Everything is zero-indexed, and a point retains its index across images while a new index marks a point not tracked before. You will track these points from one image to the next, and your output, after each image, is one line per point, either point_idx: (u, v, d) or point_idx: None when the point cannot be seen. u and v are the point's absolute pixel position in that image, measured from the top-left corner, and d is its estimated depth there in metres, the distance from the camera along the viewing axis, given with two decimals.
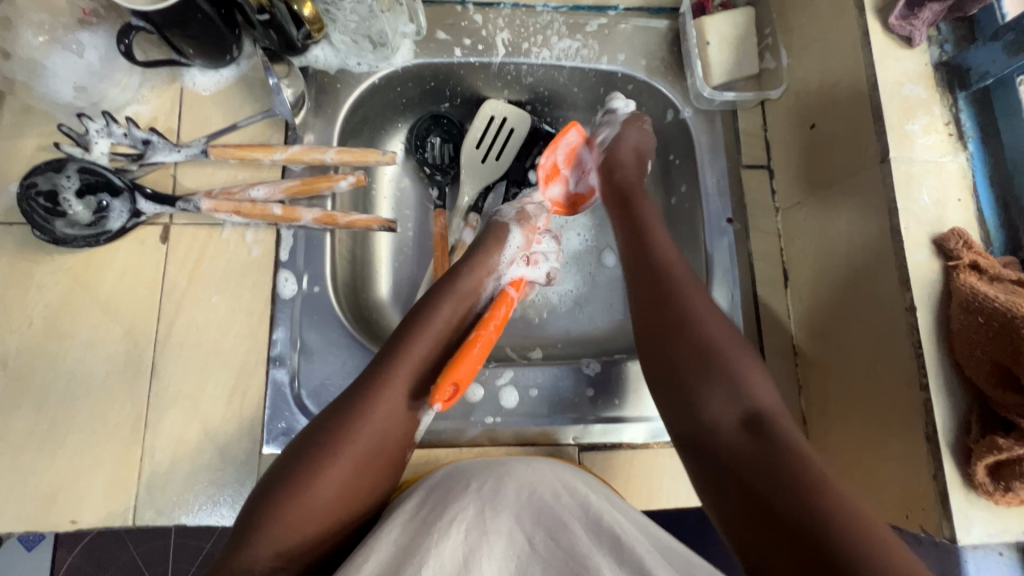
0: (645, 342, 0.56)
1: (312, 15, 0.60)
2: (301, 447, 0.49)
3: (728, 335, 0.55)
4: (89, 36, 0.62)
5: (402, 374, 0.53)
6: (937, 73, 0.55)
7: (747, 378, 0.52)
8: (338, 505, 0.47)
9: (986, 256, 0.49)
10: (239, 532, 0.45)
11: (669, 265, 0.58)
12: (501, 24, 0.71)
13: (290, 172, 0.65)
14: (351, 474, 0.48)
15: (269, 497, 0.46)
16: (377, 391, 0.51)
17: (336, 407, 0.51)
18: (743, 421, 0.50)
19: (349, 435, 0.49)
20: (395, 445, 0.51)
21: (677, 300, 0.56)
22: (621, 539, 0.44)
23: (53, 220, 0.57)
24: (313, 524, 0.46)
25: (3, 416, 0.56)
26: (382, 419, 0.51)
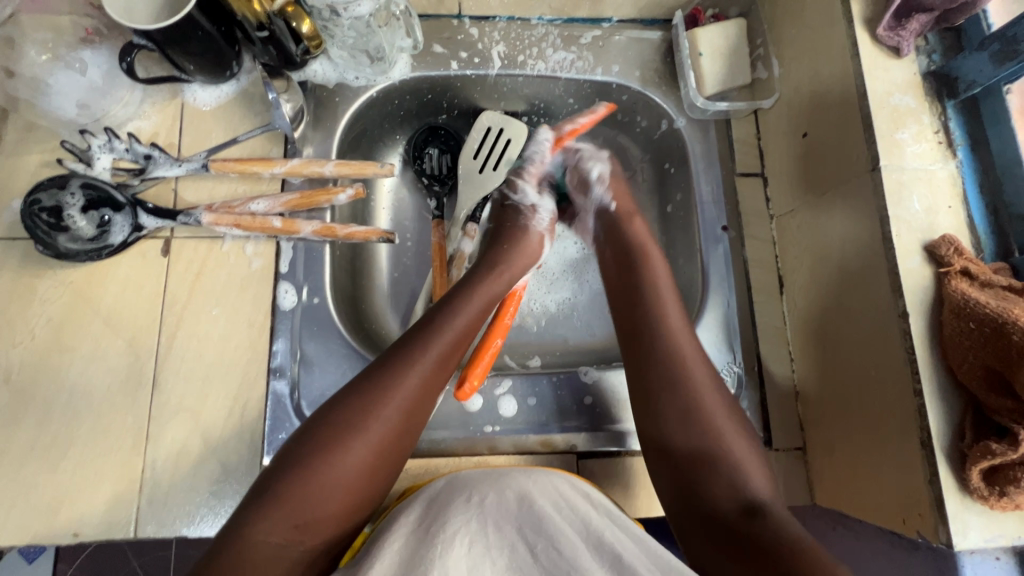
0: (644, 418, 0.55)
1: (310, 31, 0.61)
2: (328, 416, 0.50)
3: (733, 430, 0.53)
4: (92, 54, 0.63)
5: (432, 355, 0.54)
6: (926, 82, 0.56)
7: (748, 469, 0.51)
8: (359, 481, 0.48)
9: (976, 263, 0.49)
10: (257, 498, 0.45)
11: (675, 340, 0.57)
12: (497, 37, 0.72)
13: (289, 185, 0.66)
14: (376, 453, 0.49)
15: (291, 465, 0.47)
16: (407, 369, 0.52)
17: (362, 383, 0.52)
18: (742, 505, 0.48)
19: (377, 411, 0.50)
20: (416, 426, 0.52)
21: (687, 388, 0.55)
22: (621, 555, 0.44)
23: (56, 235, 0.58)
24: (332, 499, 0.46)
25: (6, 430, 0.56)
26: (409, 400, 0.51)
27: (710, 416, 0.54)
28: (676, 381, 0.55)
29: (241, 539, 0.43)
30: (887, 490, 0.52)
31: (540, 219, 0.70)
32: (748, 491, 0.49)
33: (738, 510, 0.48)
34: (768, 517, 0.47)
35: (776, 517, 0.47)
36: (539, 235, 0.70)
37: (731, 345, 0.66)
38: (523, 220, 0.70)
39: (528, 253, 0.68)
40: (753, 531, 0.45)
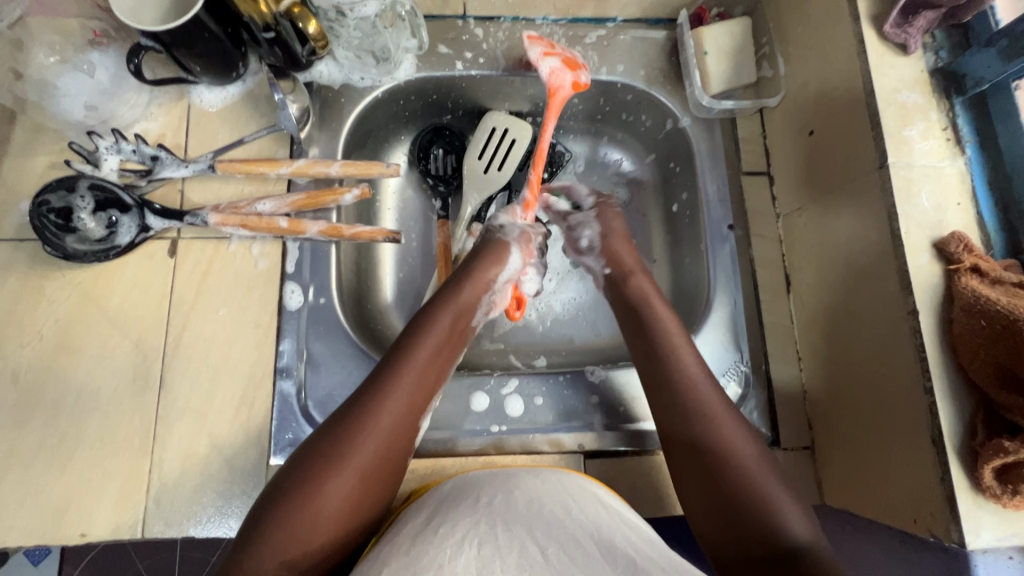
0: (676, 456, 0.55)
1: (317, 32, 0.62)
2: (306, 452, 0.49)
3: (754, 457, 0.53)
4: (99, 56, 0.64)
5: (405, 380, 0.53)
6: (934, 79, 0.55)
7: (784, 513, 0.49)
8: (342, 513, 0.47)
9: (986, 260, 0.49)
10: (244, 538, 0.45)
11: (687, 383, 0.57)
12: (502, 37, 0.72)
13: (295, 186, 0.66)
14: (356, 483, 0.48)
15: (272, 502, 0.47)
16: (380, 399, 0.52)
17: (337, 415, 0.51)
18: (776, 547, 0.47)
19: (354, 441, 0.49)
20: (399, 453, 0.52)
21: (704, 412, 0.55)
22: (635, 558, 0.44)
23: (64, 236, 0.58)
24: (317, 535, 0.46)
25: (14, 431, 0.56)
26: (386, 428, 0.51)
27: (721, 439, 0.53)
28: (687, 412, 0.55)
29: None
30: (897, 491, 0.52)
31: (508, 232, 0.66)
32: (786, 533, 0.48)
33: (777, 555, 0.47)
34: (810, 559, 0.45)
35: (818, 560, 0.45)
36: (508, 248, 0.65)
37: (738, 344, 0.66)
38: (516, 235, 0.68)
39: (500, 267, 0.64)
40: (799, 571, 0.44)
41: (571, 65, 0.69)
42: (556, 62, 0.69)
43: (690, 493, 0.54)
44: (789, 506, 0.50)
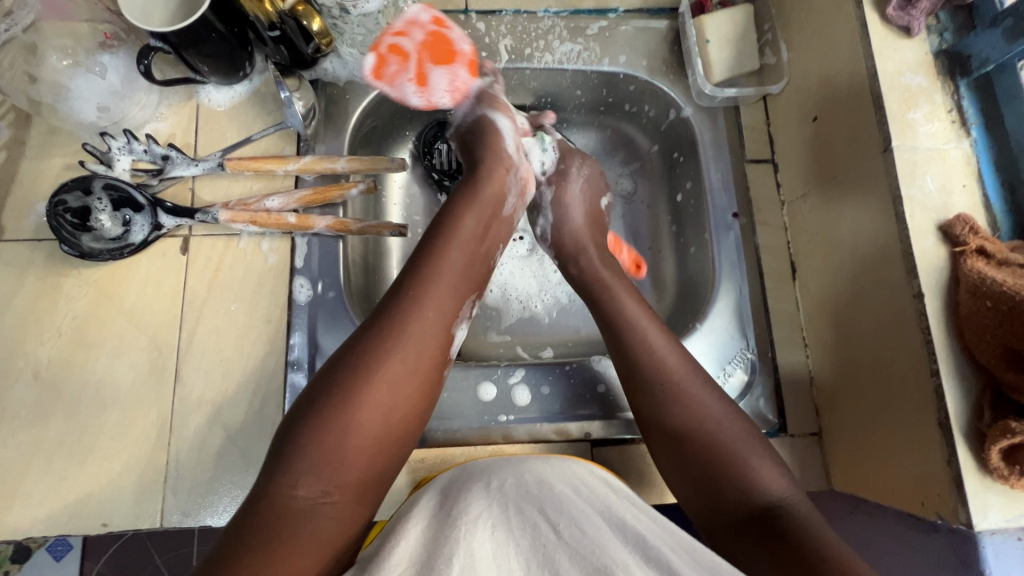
0: (643, 408, 0.56)
1: (321, 28, 0.63)
2: (324, 383, 0.47)
3: (715, 407, 0.54)
4: (110, 59, 0.65)
5: (427, 289, 0.53)
6: (938, 61, 0.55)
7: (757, 466, 0.50)
8: (378, 425, 0.47)
9: (993, 241, 0.49)
10: (280, 456, 0.45)
11: (661, 361, 0.56)
12: (503, 30, 0.73)
13: (303, 182, 0.67)
14: (389, 395, 0.48)
15: (304, 419, 0.46)
16: (405, 312, 0.51)
17: (363, 333, 0.50)
18: (753, 503, 0.48)
19: (381, 356, 0.48)
20: (429, 364, 0.51)
21: (666, 370, 0.55)
22: (645, 537, 0.44)
23: (80, 235, 0.60)
24: (353, 450, 0.45)
25: (36, 425, 0.58)
26: (413, 340, 0.50)
27: (675, 388, 0.55)
28: (674, 394, 0.55)
29: (271, 505, 0.42)
30: (905, 473, 0.52)
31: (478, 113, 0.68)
32: (764, 491, 0.49)
33: (753, 510, 0.48)
34: (787, 516, 0.47)
35: (795, 517, 0.46)
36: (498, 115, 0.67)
37: (744, 332, 0.66)
38: (491, 152, 0.65)
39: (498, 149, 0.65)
40: (776, 529, 0.46)
41: (438, 60, 0.69)
42: (371, 62, 0.68)
43: (665, 454, 0.54)
44: (762, 460, 0.51)
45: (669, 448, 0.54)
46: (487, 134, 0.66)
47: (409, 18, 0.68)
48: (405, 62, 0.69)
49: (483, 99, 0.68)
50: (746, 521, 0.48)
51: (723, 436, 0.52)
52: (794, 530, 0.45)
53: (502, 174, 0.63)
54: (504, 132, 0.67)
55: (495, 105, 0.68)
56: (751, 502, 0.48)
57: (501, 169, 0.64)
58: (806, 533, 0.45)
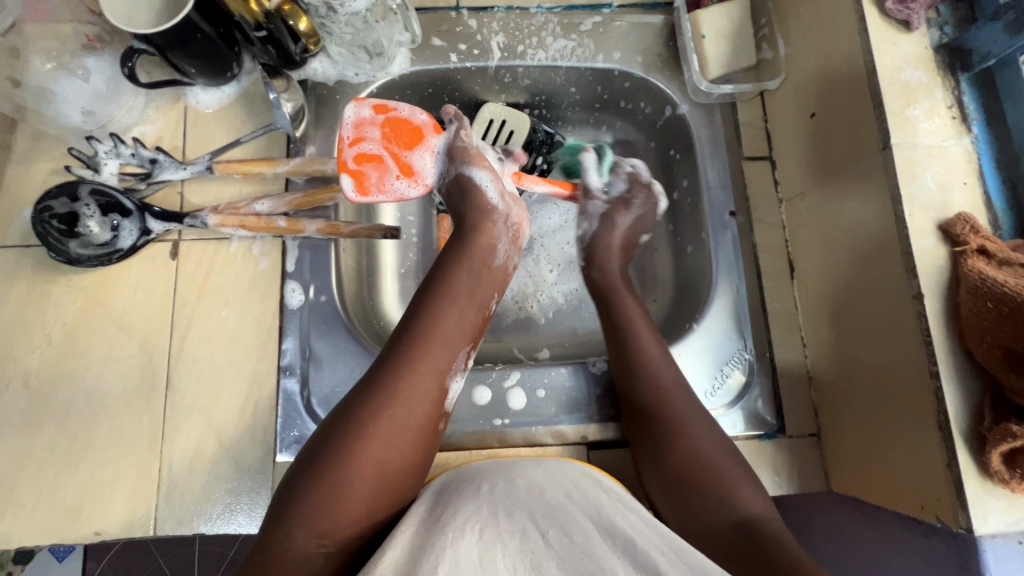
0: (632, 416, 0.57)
1: (307, 29, 0.61)
2: (326, 433, 0.49)
3: (700, 422, 0.55)
4: (95, 61, 0.64)
5: (422, 346, 0.53)
6: (938, 56, 0.54)
7: (739, 488, 0.51)
8: (371, 481, 0.47)
9: (994, 241, 0.48)
10: (280, 509, 0.46)
11: (649, 382, 0.57)
12: (496, 27, 0.72)
13: (293, 184, 0.66)
14: (381, 451, 0.48)
15: (303, 475, 0.47)
16: (397, 368, 0.52)
17: (360, 388, 0.51)
18: (733, 523, 0.49)
19: (375, 412, 0.49)
20: (424, 420, 0.51)
21: (657, 386, 0.57)
22: (635, 541, 0.43)
23: (67, 241, 0.59)
24: (350, 504, 0.46)
25: (26, 434, 0.58)
26: (405, 395, 0.50)
27: (664, 399, 0.56)
28: (660, 406, 0.56)
29: (271, 555, 0.44)
30: (905, 476, 0.51)
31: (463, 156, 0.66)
32: (741, 511, 0.50)
33: (733, 529, 0.49)
34: (763, 535, 0.48)
35: (771, 537, 0.48)
36: (483, 163, 0.66)
37: (742, 332, 0.65)
38: (477, 211, 0.64)
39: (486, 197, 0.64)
40: (755, 549, 0.47)
41: (408, 144, 0.65)
42: (351, 181, 0.62)
43: (649, 467, 0.55)
44: (747, 486, 0.52)
45: (652, 460, 0.54)
46: (466, 193, 0.64)
47: (353, 123, 0.63)
48: (384, 165, 0.63)
49: (455, 155, 0.65)
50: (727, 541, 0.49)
51: (706, 456, 0.53)
52: (769, 547, 0.46)
53: (489, 226, 0.63)
54: (486, 187, 0.65)
55: (468, 159, 0.65)
56: (731, 522, 0.50)
57: (489, 221, 0.63)
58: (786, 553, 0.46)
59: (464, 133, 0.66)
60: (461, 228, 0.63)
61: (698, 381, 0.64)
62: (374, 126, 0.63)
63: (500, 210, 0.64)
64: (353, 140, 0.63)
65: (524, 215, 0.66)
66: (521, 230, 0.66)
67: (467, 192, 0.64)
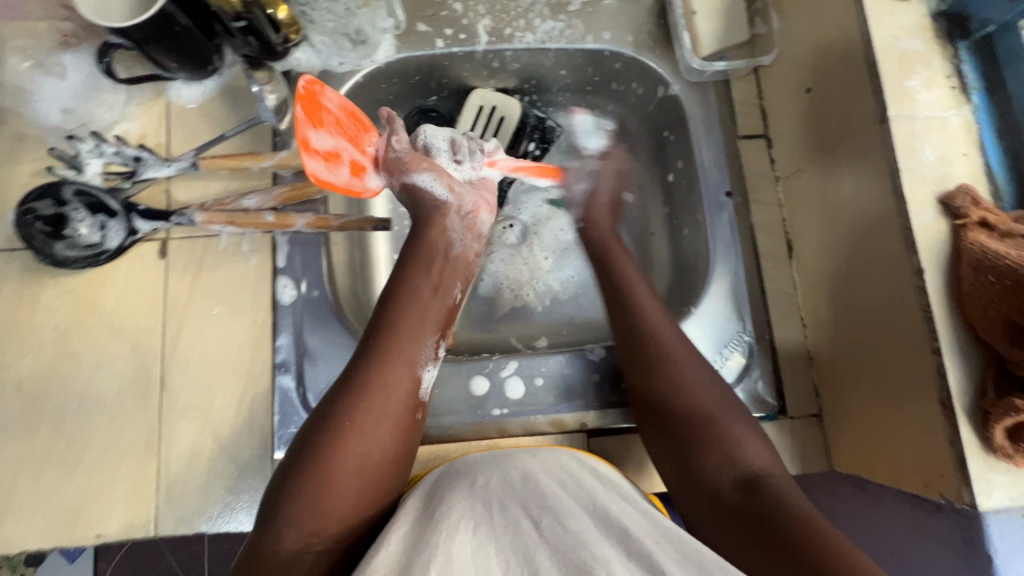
0: (635, 376, 0.58)
1: (287, 17, 0.61)
2: (300, 445, 0.49)
3: (705, 383, 0.55)
4: (72, 58, 0.63)
5: (392, 340, 0.53)
6: (936, 23, 0.52)
7: (742, 440, 0.51)
8: (354, 474, 0.47)
9: (996, 213, 0.47)
10: (268, 514, 0.46)
11: (657, 335, 0.58)
12: (481, 10, 0.70)
13: (281, 178, 0.65)
14: (362, 442, 0.48)
15: (287, 476, 0.47)
16: (370, 363, 0.52)
17: (338, 386, 0.51)
18: (737, 478, 0.48)
19: (351, 406, 0.49)
20: (400, 408, 0.51)
21: (658, 345, 0.57)
22: (628, 529, 0.43)
23: (54, 244, 0.58)
24: (334, 499, 0.46)
25: (22, 439, 0.57)
26: (378, 388, 0.51)
27: (666, 355, 0.57)
28: (666, 360, 0.56)
29: (260, 556, 0.44)
30: (905, 452, 0.51)
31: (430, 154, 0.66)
32: (745, 463, 0.49)
33: (738, 486, 0.48)
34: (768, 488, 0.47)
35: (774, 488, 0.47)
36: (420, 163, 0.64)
37: (740, 314, 0.65)
38: (427, 210, 0.63)
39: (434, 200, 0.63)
40: (757, 505, 0.46)
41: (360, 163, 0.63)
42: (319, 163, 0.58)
43: (654, 433, 0.55)
44: (752, 442, 0.51)
45: (656, 427, 0.55)
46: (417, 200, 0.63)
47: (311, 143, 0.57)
48: (336, 165, 0.60)
49: (392, 166, 0.64)
50: (732, 501, 0.47)
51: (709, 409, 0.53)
52: (777, 502, 0.45)
53: (443, 221, 0.62)
54: (432, 186, 0.63)
55: (406, 166, 0.63)
56: (736, 478, 0.48)
57: (441, 215, 0.63)
58: (793, 504, 0.45)
59: (395, 139, 0.64)
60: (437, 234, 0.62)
61: None
62: (326, 121, 0.59)
63: (452, 202, 0.64)
64: (310, 124, 0.57)
65: (482, 201, 0.65)
66: (481, 215, 0.65)
67: (416, 199, 0.63)
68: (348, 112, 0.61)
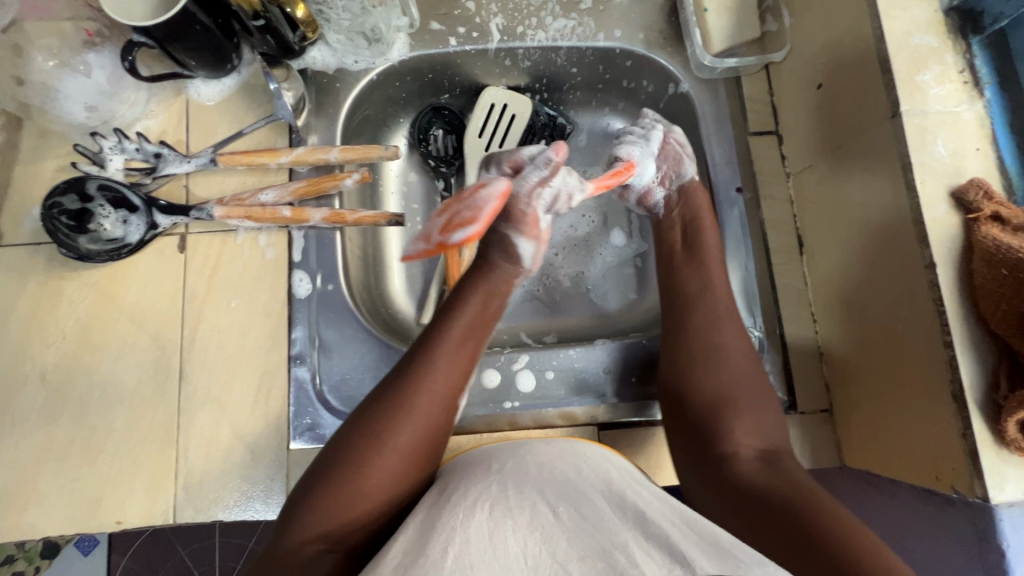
0: (675, 337, 0.61)
1: (305, 16, 0.62)
2: (331, 455, 0.49)
3: (746, 353, 0.59)
4: (95, 57, 0.64)
5: (434, 363, 0.54)
6: (949, 19, 0.52)
7: (765, 419, 0.55)
8: (384, 491, 0.48)
9: (1008, 206, 0.47)
10: (293, 510, 0.47)
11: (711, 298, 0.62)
12: (494, 9, 0.71)
13: (296, 174, 0.66)
14: (397, 462, 0.49)
15: (317, 483, 0.48)
16: (412, 385, 0.52)
17: (375, 401, 0.52)
18: (756, 452, 0.52)
19: (390, 425, 0.50)
20: (434, 431, 0.52)
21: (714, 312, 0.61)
22: (645, 513, 0.43)
23: (77, 237, 0.59)
24: (361, 512, 0.47)
25: (46, 427, 0.59)
26: (418, 410, 0.51)
27: (716, 321, 0.60)
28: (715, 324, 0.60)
29: (280, 551, 0.45)
30: (917, 445, 0.51)
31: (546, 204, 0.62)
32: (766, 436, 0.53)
33: (753, 460, 0.51)
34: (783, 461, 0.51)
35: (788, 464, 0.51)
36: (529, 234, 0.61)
37: (751, 310, 0.65)
38: (502, 258, 0.62)
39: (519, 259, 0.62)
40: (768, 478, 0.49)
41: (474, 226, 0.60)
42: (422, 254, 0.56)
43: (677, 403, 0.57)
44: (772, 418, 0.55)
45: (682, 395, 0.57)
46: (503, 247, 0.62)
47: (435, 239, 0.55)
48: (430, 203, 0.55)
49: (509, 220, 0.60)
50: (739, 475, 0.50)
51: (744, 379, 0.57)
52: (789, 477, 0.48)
53: (505, 265, 0.62)
54: (524, 256, 0.62)
55: (520, 227, 0.61)
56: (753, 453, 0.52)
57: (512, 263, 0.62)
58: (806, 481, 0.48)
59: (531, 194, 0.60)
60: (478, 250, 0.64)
61: None
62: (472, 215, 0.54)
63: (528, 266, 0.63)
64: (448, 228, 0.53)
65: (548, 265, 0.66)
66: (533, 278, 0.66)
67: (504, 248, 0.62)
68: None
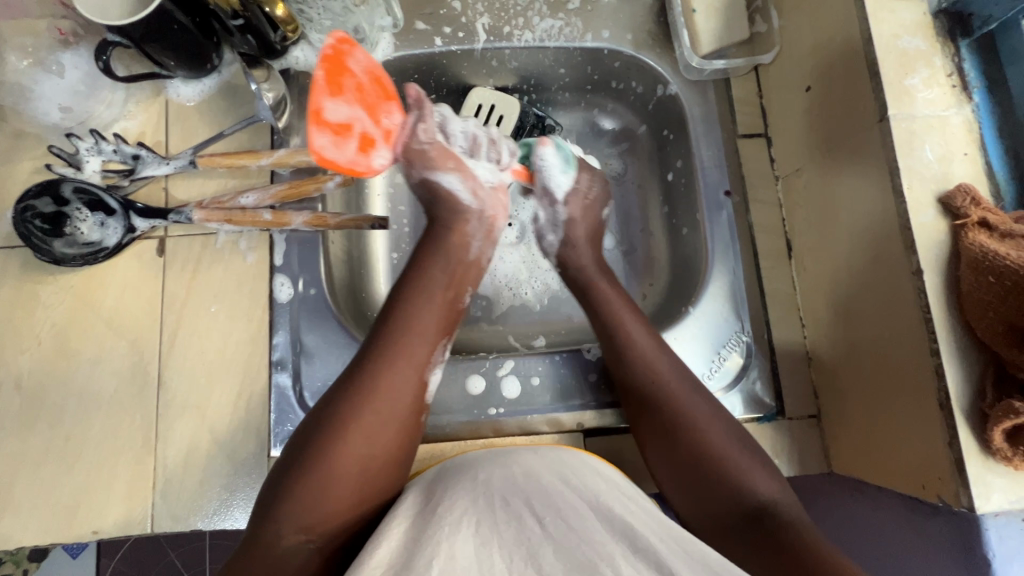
0: (626, 385, 0.57)
1: (285, 15, 0.60)
2: (299, 444, 0.48)
3: (696, 395, 0.55)
4: (71, 56, 0.63)
5: (399, 344, 0.53)
6: (937, 21, 0.52)
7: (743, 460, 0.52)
8: (355, 476, 0.47)
9: (996, 213, 0.46)
10: (266, 509, 0.46)
11: (643, 343, 0.58)
12: (480, 8, 0.70)
13: (278, 177, 0.65)
14: (364, 445, 0.48)
15: (288, 473, 0.47)
16: (377, 366, 0.51)
17: (341, 385, 0.51)
18: (745, 504, 0.49)
19: (357, 409, 0.49)
20: (403, 411, 0.51)
21: (649, 356, 0.57)
22: (633, 527, 0.43)
23: (51, 240, 0.59)
24: (333, 499, 0.46)
25: (20, 435, 0.58)
26: (383, 391, 0.50)
27: (656, 361, 0.57)
28: (657, 369, 0.56)
29: (258, 551, 0.44)
30: (903, 453, 0.51)
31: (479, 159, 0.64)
32: (751, 486, 0.50)
33: (747, 513, 0.49)
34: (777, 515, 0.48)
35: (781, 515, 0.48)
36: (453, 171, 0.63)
37: (739, 314, 0.64)
38: (448, 212, 0.63)
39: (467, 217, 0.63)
40: (771, 534, 0.47)
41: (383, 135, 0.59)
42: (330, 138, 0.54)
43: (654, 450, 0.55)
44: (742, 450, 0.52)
45: (655, 441, 0.55)
46: (438, 198, 0.63)
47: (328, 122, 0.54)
48: (345, 139, 0.55)
49: (414, 159, 0.61)
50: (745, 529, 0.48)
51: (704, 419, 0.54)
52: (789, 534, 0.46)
53: (462, 226, 0.62)
54: (458, 190, 0.63)
55: (432, 163, 0.62)
56: (746, 503, 0.50)
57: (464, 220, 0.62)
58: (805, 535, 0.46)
59: (421, 126, 0.61)
60: (436, 234, 0.62)
61: (695, 365, 0.63)
62: (348, 84, 0.55)
63: (474, 208, 0.63)
64: (327, 90, 0.54)
65: (500, 206, 0.65)
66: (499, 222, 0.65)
67: (433, 194, 0.63)
68: (372, 77, 0.57)
